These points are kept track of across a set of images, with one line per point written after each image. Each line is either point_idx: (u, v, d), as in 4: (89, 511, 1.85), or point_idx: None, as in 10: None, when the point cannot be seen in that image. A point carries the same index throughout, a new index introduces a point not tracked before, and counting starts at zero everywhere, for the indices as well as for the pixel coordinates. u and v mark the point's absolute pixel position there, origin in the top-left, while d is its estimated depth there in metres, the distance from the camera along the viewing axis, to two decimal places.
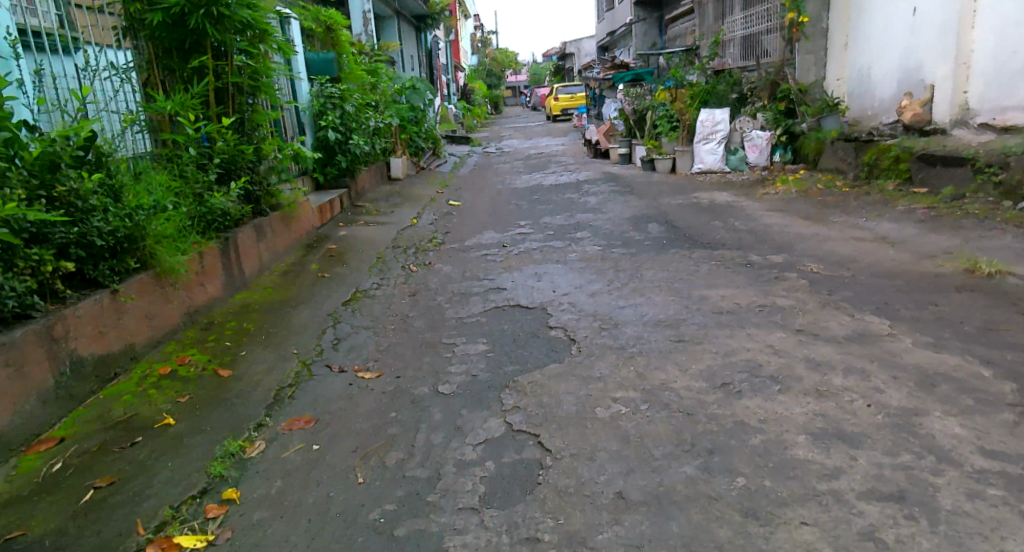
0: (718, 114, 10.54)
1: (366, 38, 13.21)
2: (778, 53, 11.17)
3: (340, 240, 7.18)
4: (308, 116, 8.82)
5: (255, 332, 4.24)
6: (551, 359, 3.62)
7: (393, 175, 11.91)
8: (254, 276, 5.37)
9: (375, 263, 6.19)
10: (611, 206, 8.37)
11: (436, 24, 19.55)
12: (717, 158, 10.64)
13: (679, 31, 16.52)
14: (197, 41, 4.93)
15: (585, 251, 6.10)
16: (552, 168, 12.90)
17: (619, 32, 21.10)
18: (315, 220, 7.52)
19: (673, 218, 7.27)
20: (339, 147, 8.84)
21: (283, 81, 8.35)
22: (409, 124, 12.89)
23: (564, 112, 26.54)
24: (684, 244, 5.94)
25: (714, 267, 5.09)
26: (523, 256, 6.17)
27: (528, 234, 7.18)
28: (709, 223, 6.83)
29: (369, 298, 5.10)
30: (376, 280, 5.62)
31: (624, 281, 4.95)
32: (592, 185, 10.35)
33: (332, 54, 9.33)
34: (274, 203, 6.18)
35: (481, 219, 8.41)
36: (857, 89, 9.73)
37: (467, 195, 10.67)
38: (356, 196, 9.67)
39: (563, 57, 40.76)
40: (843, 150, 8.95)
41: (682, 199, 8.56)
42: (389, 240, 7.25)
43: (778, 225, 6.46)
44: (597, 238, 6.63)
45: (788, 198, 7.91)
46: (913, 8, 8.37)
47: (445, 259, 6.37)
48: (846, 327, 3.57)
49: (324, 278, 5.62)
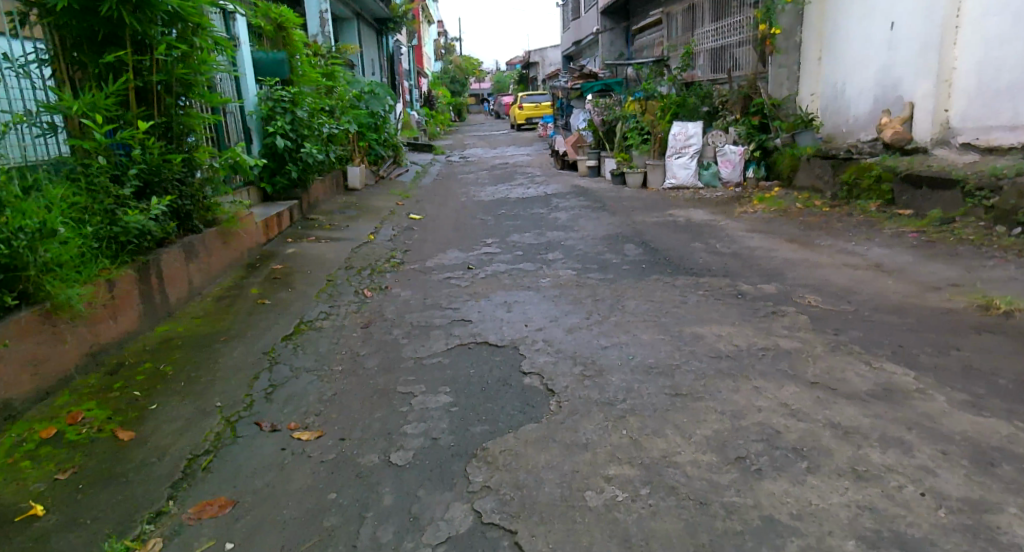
0: (691, 128, 10.18)
1: (323, 39, 12.56)
2: (750, 67, 10.76)
3: (286, 259, 6.56)
4: (256, 121, 8.23)
5: (172, 376, 3.67)
6: (526, 417, 3.06)
7: (351, 185, 11.25)
8: (180, 303, 4.87)
9: (325, 286, 5.62)
10: (582, 223, 7.88)
11: (398, 28, 18.92)
12: (690, 172, 10.19)
13: (646, 42, 16.16)
14: (112, 32, 4.42)
15: (557, 276, 5.55)
16: (518, 179, 12.37)
17: (585, 42, 20.71)
18: (259, 236, 6.87)
19: (650, 239, 6.79)
20: (289, 156, 8.24)
21: (227, 83, 7.77)
22: (369, 131, 12.29)
23: (529, 121, 26.07)
24: (666, 269, 5.45)
25: (701, 297, 4.59)
26: (490, 282, 5.60)
27: (495, 255, 6.61)
28: (689, 245, 6.36)
29: (315, 329, 4.59)
30: (324, 308, 5.02)
31: (605, 315, 4.42)
32: (561, 199, 9.85)
33: (283, 54, 8.67)
34: (210, 218, 5.71)
35: (443, 236, 7.80)
36: (831, 106, 9.32)
37: (429, 207, 10.07)
38: (310, 208, 9.02)
39: (527, 67, 40.40)
40: (820, 167, 8.50)
41: (657, 216, 8.10)
42: (342, 259, 6.62)
43: (763, 247, 6.01)
44: (569, 261, 6.09)
45: (769, 216, 7.51)
46: (889, 22, 7.96)
47: (404, 283, 5.80)
48: (866, 376, 3.09)
49: (263, 307, 5.05)
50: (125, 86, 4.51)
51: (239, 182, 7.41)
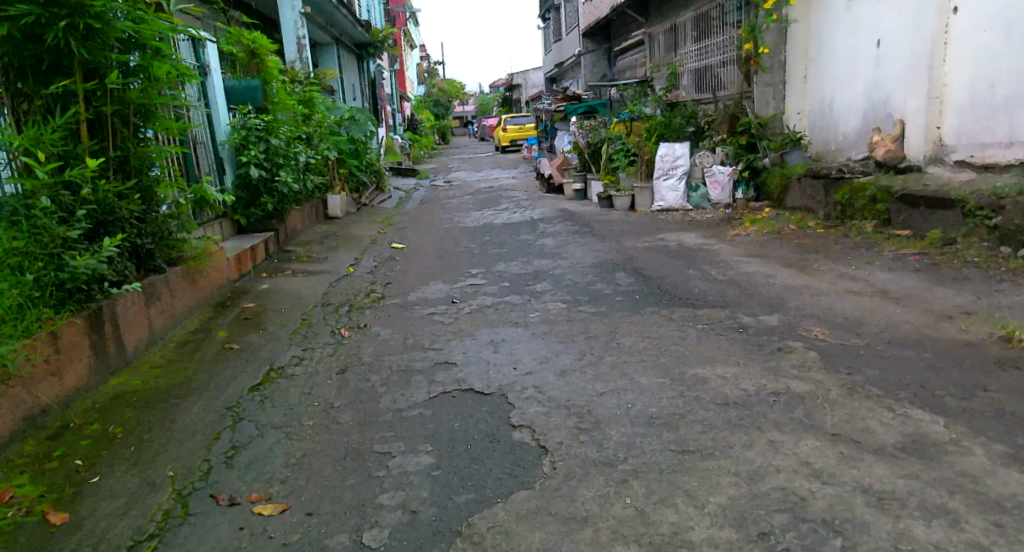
0: (678, 149, 9.88)
1: (300, 65, 12.28)
2: (735, 86, 10.53)
3: (259, 295, 6.25)
4: (229, 151, 7.94)
5: (121, 441, 3.46)
6: (517, 482, 2.77)
7: (331, 214, 10.92)
8: (140, 350, 4.61)
9: (300, 326, 5.32)
10: (570, 250, 7.59)
11: (379, 53, 18.73)
12: (678, 195, 9.90)
13: (629, 63, 16.01)
14: (59, 61, 4.30)
15: (546, 311, 5.23)
16: (504, 204, 12.10)
17: (568, 63, 20.59)
18: (232, 272, 6.56)
19: (642, 266, 6.50)
20: (264, 186, 7.93)
21: (197, 112, 7.47)
22: (350, 157, 12.01)
23: (514, 144, 25.89)
24: (661, 300, 5.15)
25: (700, 332, 4.29)
26: (475, 319, 5.27)
27: (480, 287, 6.29)
28: (683, 272, 6.07)
29: (285, 378, 4.28)
30: (297, 353, 4.72)
31: (599, 355, 4.11)
32: (548, 224, 9.58)
33: (256, 81, 8.38)
34: (174, 256, 5.47)
35: (425, 267, 7.47)
36: (818, 123, 9.01)
37: (412, 235, 9.75)
38: (287, 239, 8.68)
39: (511, 89, 40.39)
40: (811, 187, 8.23)
41: (648, 240, 7.83)
42: (318, 295, 6.29)
43: (761, 272, 5.73)
44: (558, 292, 5.78)
45: (764, 238, 7.25)
46: (876, 39, 7.70)
47: (383, 321, 5.50)
48: (891, 425, 2.78)
49: (231, 353, 4.75)
50: (74, 118, 4.37)
51: (210, 215, 7.10)
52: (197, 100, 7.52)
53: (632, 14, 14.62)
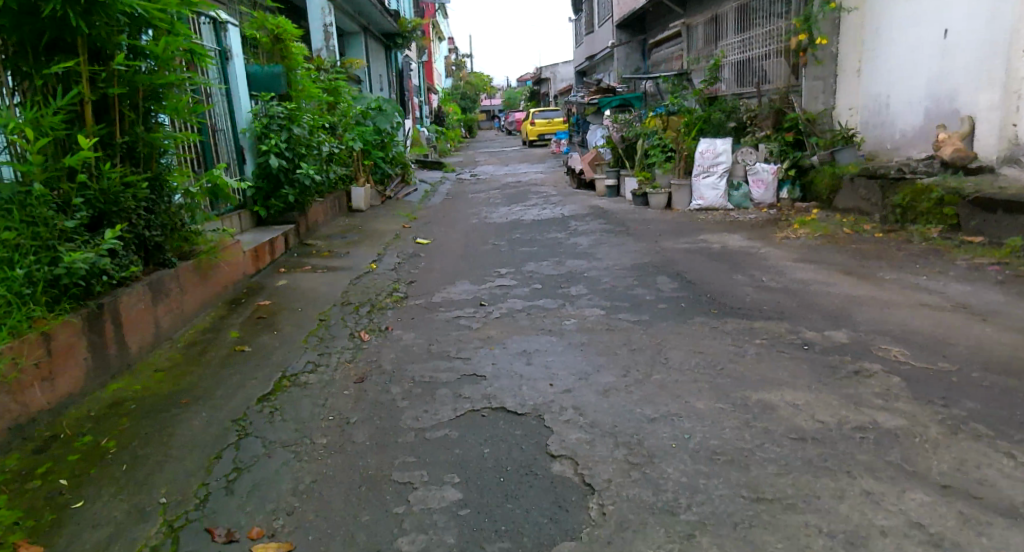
0: (720, 145, 9.37)
1: (326, 54, 11.97)
2: (782, 80, 9.97)
3: (274, 293, 5.89)
4: (249, 139, 7.61)
5: (112, 456, 3.10)
6: (560, 530, 2.37)
7: (354, 207, 10.57)
8: (142, 352, 4.26)
9: (317, 328, 4.96)
10: (605, 250, 7.15)
11: (407, 44, 18.36)
12: (718, 193, 9.42)
13: (665, 56, 15.47)
14: (61, 37, 3.99)
15: (581, 318, 4.80)
16: (532, 200, 11.65)
17: (600, 56, 20.08)
18: (248, 267, 6.23)
19: (684, 269, 6.04)
20: (284, 177, 7.58)
21: (216, 98, 7.15)
22: (375, 148, 11.63)
23: (541, 138, 25.42)
24: (709, 309, 4.70)
25: (758, 348, 3.83)
26: (504, 325, 4.86)
27: (509, 288, 5.88)
28: (730, 277, 5.61)
29: (297, 387, 3.91)
30: (311, 359, 4.34)
31: (645, 372, 3.68)
32: (580, 222, 9.13)
33: (280, 67, 8.05)
34: (186, 249, 5.14)
35: (451, 266, 7.06)
36: (872, 120, 8.44)
37: (436, 230, 9.35)
38: (307, 232, 8.33)
39: (539, 83, 39.88)
40: (865, 188, 7.64)
41: (687, 242, 7.36)
42: (337, 293, 5.92)
43: (817, 280, 5.24)
44: (594, 296, 5.35)
45: (815, 242, 6.73)
46: (942, 29, 7.13)
47: (405, 325, 5.12)
48: (1015, 478, 2.35)
49: (240, 357, 4.38)
50: (76, 100, 4.03)
51: (227, 207, 6.78)
52: (218, 86, 7.20)
53: (669, 5, 14.08)
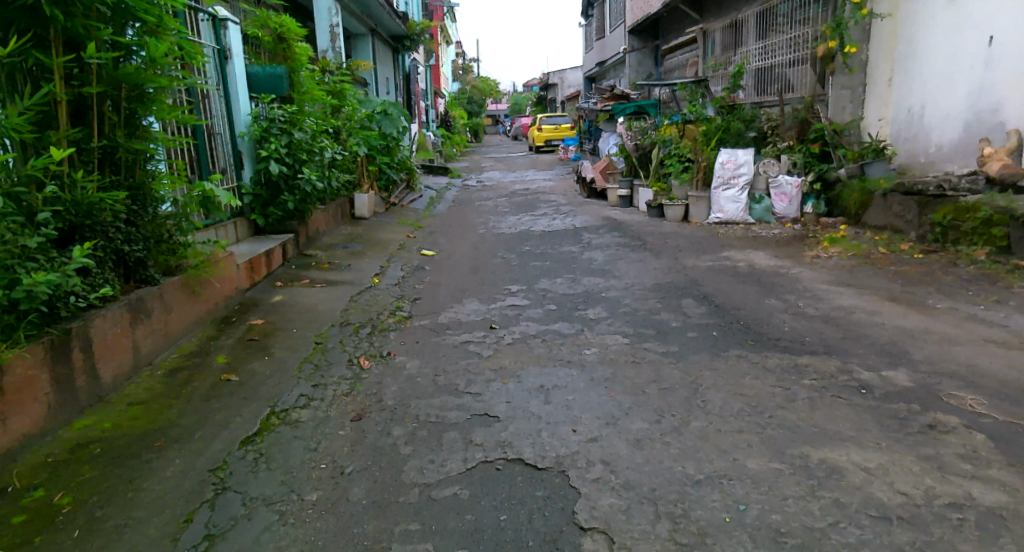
0: (741, 156, 8.95)
1: (332, 55, 11.55)
2: (807, 88, 9.51)
3: (269, 310, 5.45)
4: (247, 143, 7.20)
5: (65, 519, 2.67)
6: None
7: (358, 214, 10.13)
8: (119, 380, 3.82)
9: (315, 353, 4.53)
10: (623, 266, 6.71)
11: (415, 46, 17.95)
12: (739, 206, 9.00)
13: (678, 62, 15.04)
14: (29, 29, 3.54)
15: (603, 348, 4.35)
16: (542, 209, 11.20)
17: (610, 62, 19.66)
18: (242, 281, 5.80)
19: (710, 291, 5.60)
20: (284, 183, 7.17)
21: (212, 99, 6.73)
22: (379, 154, 11.20)
23: (548, 143, 24.95)
24: (744, 340, 4.26)
25: (807, 391, 3.39)
26: (518, 353, 4.41)
27: (522, 309, 5.44)
28: (763, 301, 5.18)
29: (287, 427, 3.49)
30: (303, 390, 3.91)
31: (682, 416, 3.25)
32: (593, 234, 8.69)
33: (283, 68, 7.62)
34: (173, 264, 4.71)
35: (458, 281, 6.62)
36: (903, 131, 7.98)
37: (443, 241, 8.91)
38: (308, 242, 7.89)
39: (545, 89, 39.47)
40: (899, 204, 7.27)
41: (710, 259, 6.91)
42: (336, 311, 5.48)
43: (861, 308, 4.83)
44: (616, 321, 4.91)
45: (850, 263, 6.28)
46: (987, 36, 6.69)
47: (410, 350, 4.68)
48: None
49: (227, 386, 3.94)
50: (47, 98, 3.57)
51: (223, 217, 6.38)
52: (215, 86, 6.79)
53: (685, 10, 13.63)
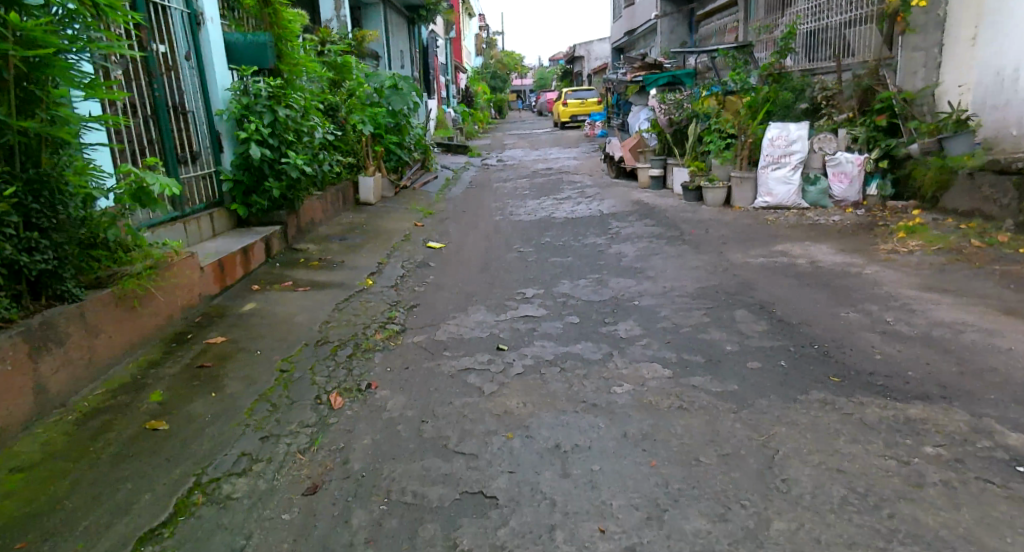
0: (793, 130, 7.86)
1: (337, 25, 10.62)
2: (871, 52, 8.31)
3: (235, 323, 4.48)
4: (226, 123, 6.22)
5: None
6: None
7: (363, 199, 9.18)
8: (8, 435, 2.96)
9: (276, 385, 3.56)
10: (658, 264, 5.71)
11: (431, 17, 16.87)
12: (791, 188, 7.89)
13: (716, 27, 13.79)
14: None
15: (638, 385, 3.37)
16: (565, 192, 10.15)
17: (641, 30, 18.40)
18: (210, 285, 4.86)
19: (768, 300, 4.57)
20: (268, 168, 6.21)
21: (180, 70, 5.74)
22: (388, 132, 10.18)
23: (574, 119, 23.78)
24: (826, 376, 3.25)
25: (937, 466, 2.44)
26: (528, 391, 3.43)
27: (537, 322, 4.47)
28: (839, 315, 4.17)
29: (211, 510, 2.57)
30: (246, 447, 2.95)
31: (759, 510, 2.30)
32: (622, 222, 7.66)
33: (268, 36, 6.57)
34: (98, 278, 3.66)
35: (465, 282, 5.65)
36: (991, 98, 6.79)
37: (454, 230, 7.93)
38: (300, 234, 6.93)
39: (571, 62, 38.09)
40: (992, 186, 6.32)
41: (762, 254, 5.87)
42: (314, 324, 4.52)
43: (972, 328, 3.81)
44: (654, 342, 3.91)
45: (938, 261, 5.21)
46: None
47: (394, 381, 3.73)
48: None
49: (150, 439, 2.98)
50: None
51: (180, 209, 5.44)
52: (184, 54, 5.80)
53: None
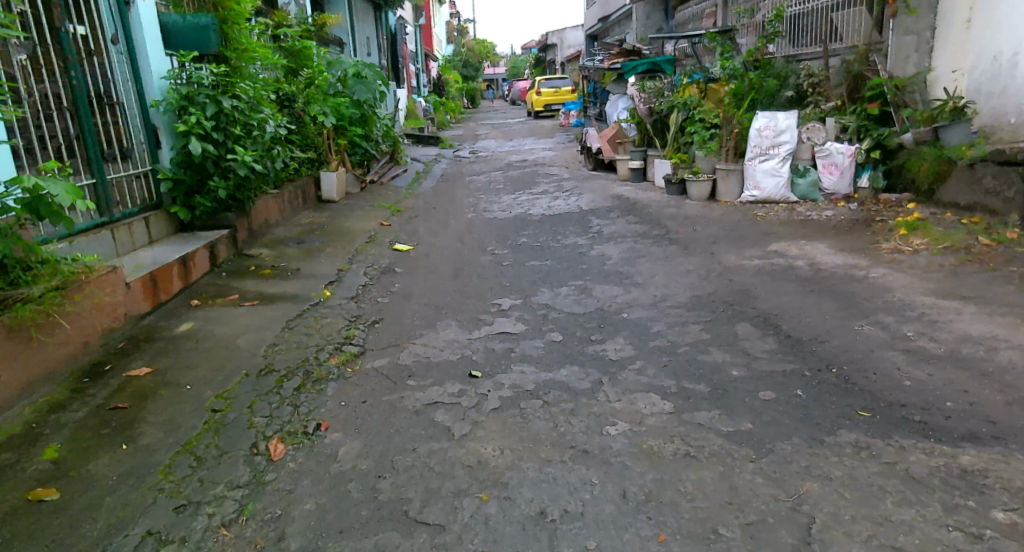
0: (782, 119, 7.36)
1: (295, 9, 9.93)
2: (861, 35, 7.86)
3: (164, 349, 3.91)
4: (162, 115, 5.58)
5: None
6: None
7: (325, 196, 8.53)
8: None
9: (203, 433, 3.02)
10: (646, 268, 5.21)
11: (398, 2, 16.17)
12: (780, 181, 7.39)
13: (693, 13, 13.28)
14: None
15: (634, 424, 2.85)
16: (541, 186, 9.62)
17: (615, 17, 17.85)
18: (136, 304, 4.26)
19: (772, 309, 4.10)
20: (212, 165, 5.59)
21: (104, 55, 5.10)
22: (353, 124, 9.53)
23: (548, 108, 23.20)
24: (853, 409, 2.78)
25: (1015, 542, 2.05)
26: (505, 433, 2.91)
27: (515, 341, 3.94)
28: (855, 328, 3.70)
29: None
30: (155, 523, 2.44)
31: None
32: (603, 219, 7.15)
33: (210, 18, 5.94)
34: None
35: (434, 291, 5.10)
36: (988, 85, 6.33)
37: (423, 230, 7.36)
38: (251, 238, 6.32)
39: (544, 50, 37.45)
40: (994, 177, 5.90)
41: (757, 255, 5.39)
42: (258, 349, 3.95)
43: (1006, 344, 3.37)
44: (649, 366, 3.41)
45: (950, 263, 4.78)
46: None
47: (347, 420, 3.17)
48: None
49: (33, 515, 2.45)
50: None
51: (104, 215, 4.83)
52: (109, 39, 5.16)
53: None
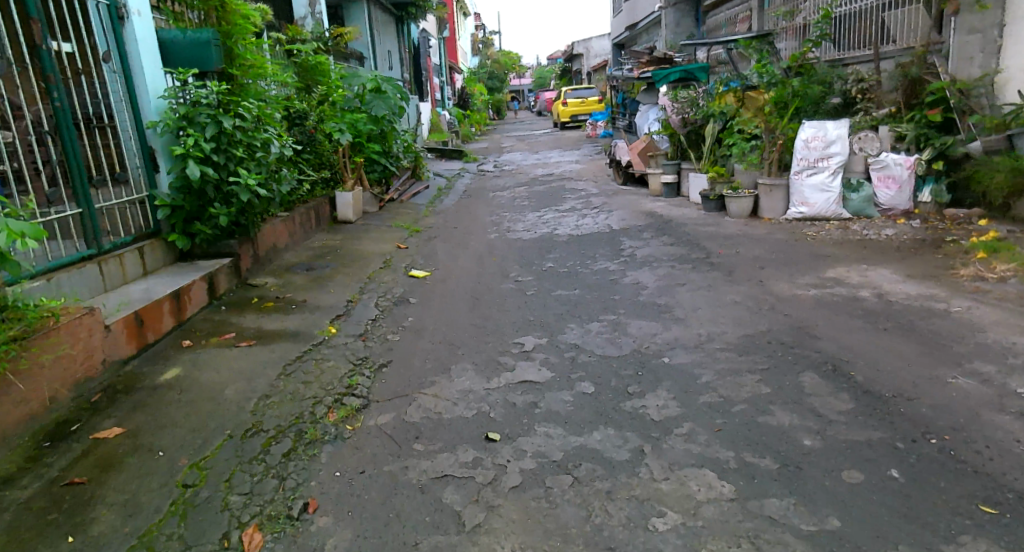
0: (832, 129, 6.74)
1: (311, 23, 9.56)
2: (918, 38, 7.20)
3: (142, 402, 3.44)
4: (160, 136, 5.15)
5: None
6: None
7: (340, 216, 8.09)
8: None
9: (168, 518, 2.56)
10: (688, 298, 4.64)
11: (420, 14, 15.78)
12: (830, 196, 6.78)
13: (726, 17, 12.68)
14: None
15: (688, 516, 2.32)
16: (568, 202, 9.08)
17: (643, 24, 17.27)
18: (117, 348, 3.79)
19: (841, 353, 3.51)
20: (212, 189, 5.15)
21: (94, 73, 4.68)
22: (370, 140, 9.09)
23: (575, 118, 22.64)
24: (970, 503, 2.25)
25: None
26: (528, 524, 2.39)
27: (540, 392, 3.41)
28: (947, 379, 3.10)
29: None
30: None
31: None
32: (635, 240, 6.60)
33: (211, 33, 5.48)
34: None
35: (450, 326, 4.58)
36: None
37: (442, 252, 6.86)
38: (256, 265, 5.87)
39: (571, 60, 36.92)
40: None
41: (813, 283, 4.80)
42: (247, 402, 3.46)
43: None
44: (699, 430, 2.85)
45: None
46: None
47: (338, 497, 2.66)
48: None
49: None
50: None
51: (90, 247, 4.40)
52: (99, 55, 4.75)
53: None
